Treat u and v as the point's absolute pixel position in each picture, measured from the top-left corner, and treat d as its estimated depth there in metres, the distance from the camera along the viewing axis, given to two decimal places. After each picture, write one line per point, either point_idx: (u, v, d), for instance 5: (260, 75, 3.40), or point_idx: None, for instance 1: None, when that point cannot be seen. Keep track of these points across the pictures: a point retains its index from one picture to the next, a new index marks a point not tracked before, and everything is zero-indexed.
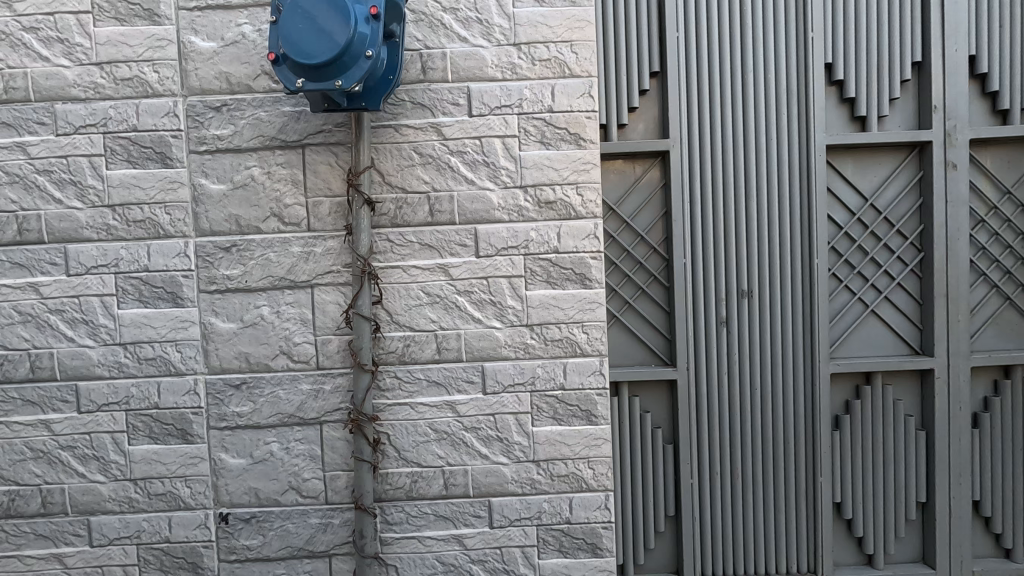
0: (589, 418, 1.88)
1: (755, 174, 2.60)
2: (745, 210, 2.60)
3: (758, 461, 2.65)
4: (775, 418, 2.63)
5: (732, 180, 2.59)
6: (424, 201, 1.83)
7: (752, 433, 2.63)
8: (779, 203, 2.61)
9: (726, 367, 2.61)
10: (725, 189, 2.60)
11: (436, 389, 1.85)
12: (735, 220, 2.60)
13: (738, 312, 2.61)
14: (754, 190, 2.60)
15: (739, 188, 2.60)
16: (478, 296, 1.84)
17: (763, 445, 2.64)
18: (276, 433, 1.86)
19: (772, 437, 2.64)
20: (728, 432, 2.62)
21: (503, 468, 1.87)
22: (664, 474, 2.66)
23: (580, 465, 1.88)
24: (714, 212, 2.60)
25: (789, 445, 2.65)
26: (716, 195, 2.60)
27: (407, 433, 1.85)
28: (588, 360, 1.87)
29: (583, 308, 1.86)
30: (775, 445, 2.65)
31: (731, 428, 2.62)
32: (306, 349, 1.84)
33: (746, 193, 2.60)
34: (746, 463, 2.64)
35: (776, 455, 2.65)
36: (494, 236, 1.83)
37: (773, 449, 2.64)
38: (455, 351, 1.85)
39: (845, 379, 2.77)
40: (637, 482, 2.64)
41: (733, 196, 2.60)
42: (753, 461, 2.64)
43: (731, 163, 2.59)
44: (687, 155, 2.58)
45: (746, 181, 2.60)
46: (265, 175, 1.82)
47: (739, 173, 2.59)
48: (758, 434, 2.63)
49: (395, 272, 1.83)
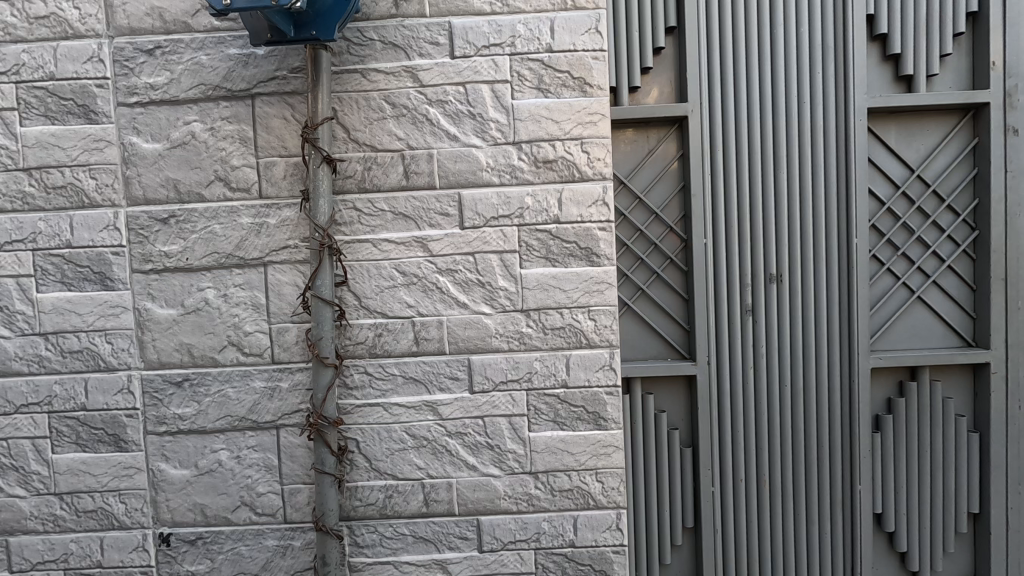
0: (597, 422, 1.57)
1: (785, 142, 2.26)
2: (774, 183, 2.27)
3: (789, 468, 2.32)
4: (807, 419, 2.30)
5: (758, 150, 2.26)
6: (398, 162, 1.52)
7: (782, 436, 2.31)
8: (813, 175, 2.27)
9: (752, 363, 2.28)
10: (752, 159, 2.26)
11: (413, 387, 1.55)
12: (762, 195, 2.27)
13: (766, 299, 2.28)
14: (784, 160, 2.26)
15: (766, 158, 2.26)
16: (463, 276, 1.54)
17: (793, 450, 2.32)
18: (225, 439, 1.57)
19: (804, 441, 2.32)
20: (754, 436, 2.30)
21: (495, 481, 1.57)
22: (682, 481, 2.35)
23: (586, 477, 1.58)
24: (738, 186, 2.27)
25: (823, 449, 2.32)
26: (740, 166, 2.26)
27: (379, 440, 1.55)
28: (596, 353, 1.56)
29: (589, 290, 1.55)
30: (807, 450, 2.32)
31: (757, 431, 2.30)
32: (259, 339, 1.55)
33: (774, 165, 2.27)
34: (775, 469, 2.31)
35: (809, 461, 2.32)
36: (482, 203, 1.52)
37: (805, 453, 2.32)
38: (436, 342, 1.54)
39: (887, 375, 2.43)
40: (652, 490, 2.33)
41: (760, 168, 2.26)
42: (782, 468, 2.32)
43: (757, 130, 2.26)
44: (708, 120, 2.25)
45: (774, 151, 2.27)
46: (208, 131, 1.52)
47: (766, 141, 2.26)
48: (788, 437, 2.31)
49: (363, 247, 1.53)
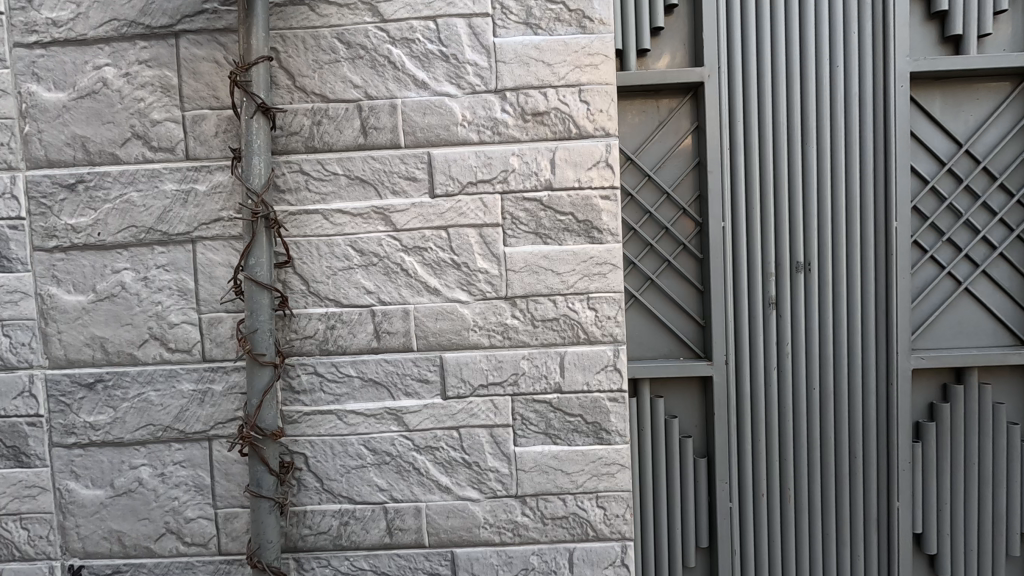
0: (598, 435, 1.28)
1: (815, 109, 1.95)
2: (802, 156, 1.96)
3: (816, 484, 2.02)
4: (838, 428, 2.00)
5: (785, 121, 1.95)
6: (353, 116, 1.24)
7: (809, 447, 2.01)
8: (846, 149, 1.97)
9: (775, 364, 1.98)
10: (777, 132, 1.96)
11: (373, 391, 1.27)
12: (788, 172, 1.96)
13: (792, 291, 1.98)
14: (813, 133, 1.95)
15: (792, 131, 1.96)
16: (434, 255, 1.25)
17: (822, 463, 2.02)
18: (147, 453, 1.29)
19: (835, 454, 2.02)
20: (777, 446, 2.01)
21: (473, 506, 1.29)
22: (696, 496, 2.05)
23: (585, 502, 1.29)
24: (760, 162, 1.96)
25: (856, 461, 2.02)
26: (763, 140, 1.96)
27: (331, 455, 1.28)
28: (597, 351, 1.27)
29: (589, 274, 1.26)
30: (838, 464, 2.02)
31: (780, 441, 2.01)
32: (186, 333, 1.27)
33: (802, 136, 1.96)
34: (802, 485, 2.02)
35: (840, 476, 2.02)
36: (457, 163, 1.24)
37: (835, 465, 2.02)
38: (401, 336, 1.26)
39: (929, 377, 2.12)
40: (662, 505, 2.04)
41: (786, 140, 1.96)
42: (810, 483, 2.02)
43: (783, 99, 1.94)
44: (727, 86, 1.94)
45: (802, 122, 1.96)
46: (123, 78, 1.24)
47: (793, 110, 1.95)
48: (816, 447, 2.01)
49: (312, 220, 1.25)
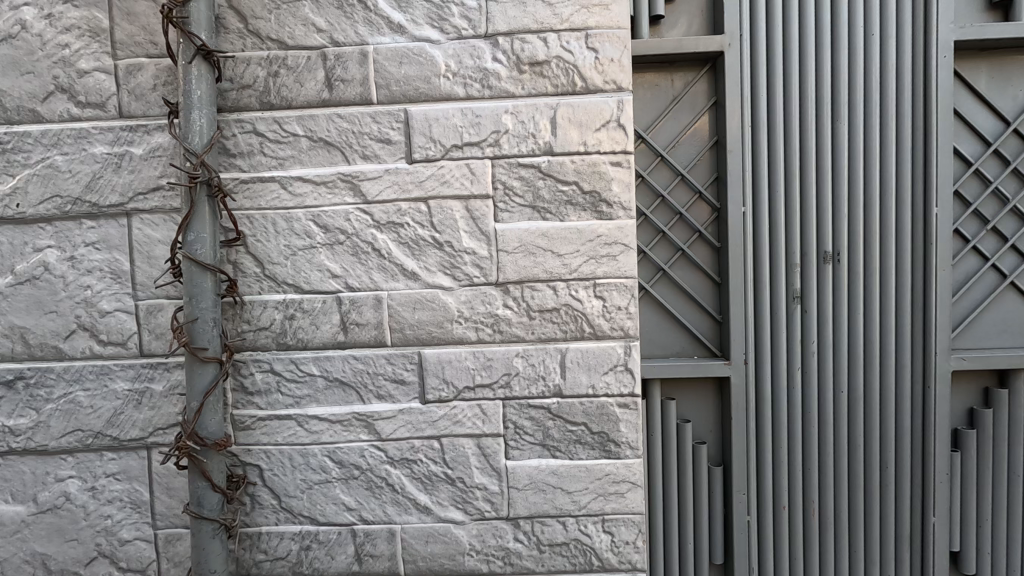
0: (605, 448, 1.09)
1: (849, 75, 1.65)
2: (832, 131, 1.67)
3: (846, 502, 1.74)
4: (869, 438, 1.72)
5: (812, 91, 1.64)
6: (316, 65, 1.04)
7: (836, 459, 1.73)
8: (883, 123, 1.67)
9: (798, 363, 1.70)
10: (802, 103, 1.65)
11: (338, 393, 1.08)
12: (815, 149, 1.67)
13: (819, 283, 1.69)
14: (846, 105, 1.65)
15: (822, 103, 1.65)
16: (412, 233, 1.06)
17: (850, 480, 1.74)
18: (75, 463, 1.10)
19: (865, 468, 1.74)
20: (800, 458, 1.73)
21: (456, 529, 1.09)
22: (710, 512, 1.77)
23: (590, 526, 1.10)
24: (784, 140, 1.67)
25: (893, 473, 1.73)
26: (787, 114, 1.66)
27: (291, 468, 1.09)
28: (605, 347, 1.07)
29: (596, 256, 1.06)
30: (868, 481, 1.74)
31: (803, 451, 1.73)
32: (120, 323, 1.08)
33: (833, 108, 1.66)
34: (830, 502, 1.74)
35: (870, 493, 1.73)
36: (439, 122, 1.04)
37: (868, 478, 1.73)
38: (373, 329, 1.07)
39: (968, 380, 1.78)
40: (672, 520, 1.75)
41: (814, 112, 1.65)
42: (838, 498, 1.74)
43: (810, 64, 1.65)
44: (745, 50, 1.63)
45: (834, 91, 1.66)
46: (45, 21, 1.05)
47: (821, 77, 1.65)
48: (843, 459, 1.73)
49: (268, 188, 1.05)
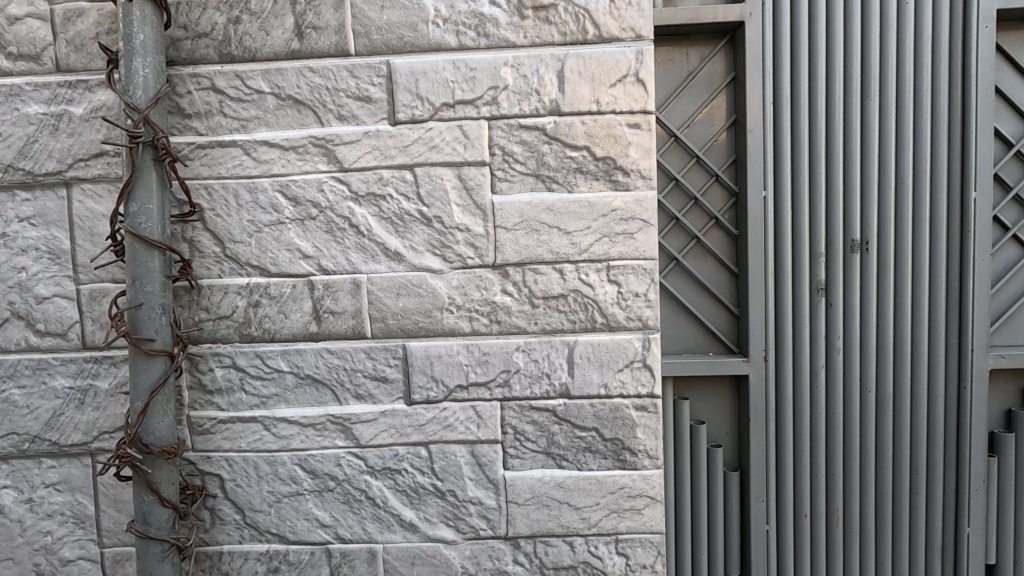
0: (619, 457, 0.94)
1: (880, 32, 1.38)
2: (862, 97, 1.39)
3: (874, 535, 1.47)
4: (905, 452, 1.44)
5: (838, 52, 1.37)
6: (283, 10, 0.89)
7: (864, 480, 1.46)
8: (916, 90, 1.39)
9: (822, 367, 1.42)
10: (826, 65, 1.38)
11: (311, 392, 0.93)
12: (842, 117, 1.39)
13: (847, 274, 1.42)
14: (877, 67, 1.38)
15: (849, 64, 1.38)
16: (397, 207, 0.91)
17: (877, 509, 1.46)
18: (9, 471, 0.96)
19: (893, 496, 1.46)
20: (823, 483, 1.46)
21: (447, 550, 0.95)
22: (727, 546, 1.50)
23: (601, 547, 0.95)
24: (806, 108, 1.39)
25: (932, 489, 1.46)
26: (810, 78, 1.38)
27: (256, 478, 0.94)
28: (619, 340, 0.92)
29: (609, 235, 0.91)
30: (896, 511, 1.46)
31: (826, 475, 1.46)
32: (59, 310, 0.93)
33: (862, 70, 1.38)
34: (857, 535, 1.46)
35: (903, 520, 1.46)
36: (426, 77, 0.89)
37: (905, 496, 1.45)
38: (352, 318, 0.92)
39: (1008, 381, 1.52)
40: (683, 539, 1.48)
41: (839, 75, 1.38)
42: (871, 517, 1.46)
43: (835, 19, 1.37)
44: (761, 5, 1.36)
45: (863, 48, 1.38)
46: None
47: (849, 32, 1.37)
48: (873, 478, 1.45)
49: (229, 154, 0.91)
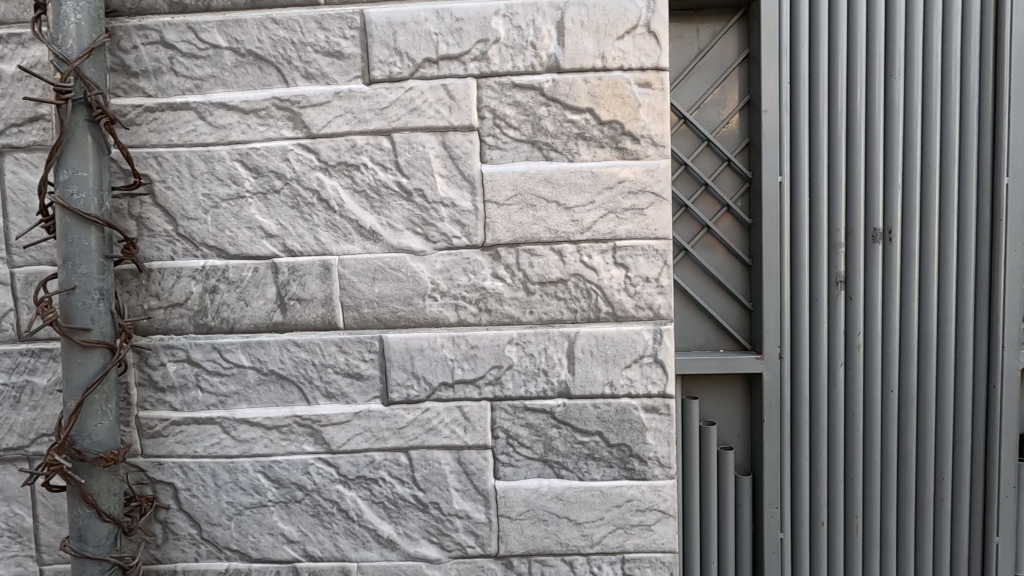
0: (626, 465, 0.83)
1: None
2: (886, 71, 1.24)
3: (896, 549, 1.34)
4: (930, 460, 1.31)
5: (861, 19, 1.23)
6: None
7: (886, 489, 1.32)
8: (946, 63, 1.24)
9: (840, 368, 1.29)
10: (847, 35, 1.24)
11: (275, 390, 0.82)
12: (865, 92, 1.25)
13: (868, 267, 1.28)
14: (903, 38, 1.23)
15: (873, 34, 1.23)
16: (373, 179, 0.79)
17: (899, 521, 1.33)
18: None
19: (917, 508, 1.33)
20: (841, 494, 1.32)
21: (430, 570, 0.84)
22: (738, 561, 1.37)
23: (605, 567, 0.84)
24: (824, 82, 1.25)
25: (960, 500, 1.32)
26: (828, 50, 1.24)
27: (214, 488, 0.83)
28: (626, 333, 0.80)
29: (615, 212, 0.79)
30: (921, 523, 1.33)
31: (844, 485, 1.33)
32: None
33: (887, 41, 1.24)
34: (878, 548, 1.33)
35: (927, 533, 1.33)
36: (407, 29, 0.78)
37: (931, 507, 1.32)
38: (322, 306, 0.81)
39: None
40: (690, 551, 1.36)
41: (861, 46, 1.24)
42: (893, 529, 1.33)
43: None
44: None
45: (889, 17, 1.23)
46: None
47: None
48: (896, 487, 1.32)
49: (180, 118, 0.79)
